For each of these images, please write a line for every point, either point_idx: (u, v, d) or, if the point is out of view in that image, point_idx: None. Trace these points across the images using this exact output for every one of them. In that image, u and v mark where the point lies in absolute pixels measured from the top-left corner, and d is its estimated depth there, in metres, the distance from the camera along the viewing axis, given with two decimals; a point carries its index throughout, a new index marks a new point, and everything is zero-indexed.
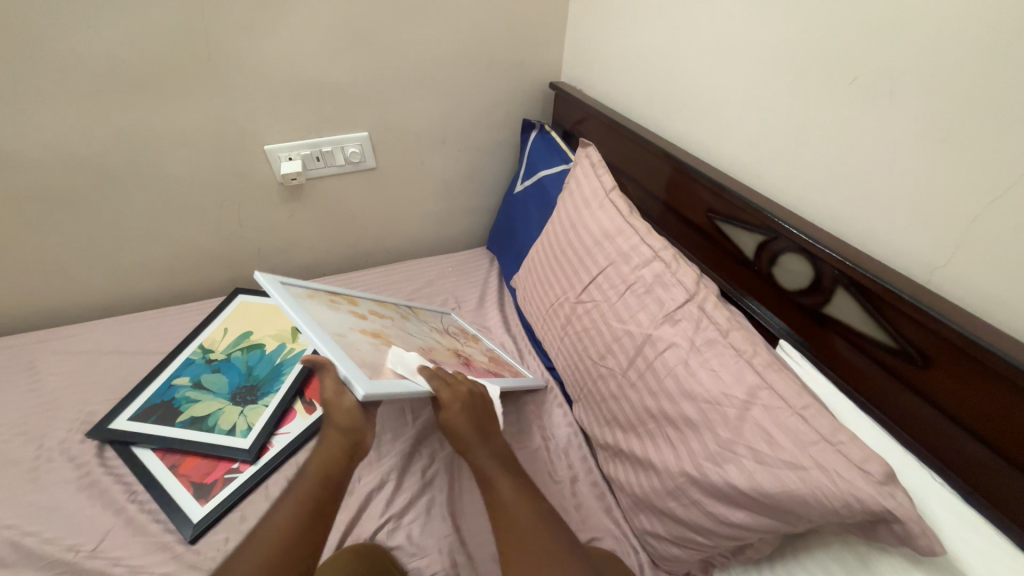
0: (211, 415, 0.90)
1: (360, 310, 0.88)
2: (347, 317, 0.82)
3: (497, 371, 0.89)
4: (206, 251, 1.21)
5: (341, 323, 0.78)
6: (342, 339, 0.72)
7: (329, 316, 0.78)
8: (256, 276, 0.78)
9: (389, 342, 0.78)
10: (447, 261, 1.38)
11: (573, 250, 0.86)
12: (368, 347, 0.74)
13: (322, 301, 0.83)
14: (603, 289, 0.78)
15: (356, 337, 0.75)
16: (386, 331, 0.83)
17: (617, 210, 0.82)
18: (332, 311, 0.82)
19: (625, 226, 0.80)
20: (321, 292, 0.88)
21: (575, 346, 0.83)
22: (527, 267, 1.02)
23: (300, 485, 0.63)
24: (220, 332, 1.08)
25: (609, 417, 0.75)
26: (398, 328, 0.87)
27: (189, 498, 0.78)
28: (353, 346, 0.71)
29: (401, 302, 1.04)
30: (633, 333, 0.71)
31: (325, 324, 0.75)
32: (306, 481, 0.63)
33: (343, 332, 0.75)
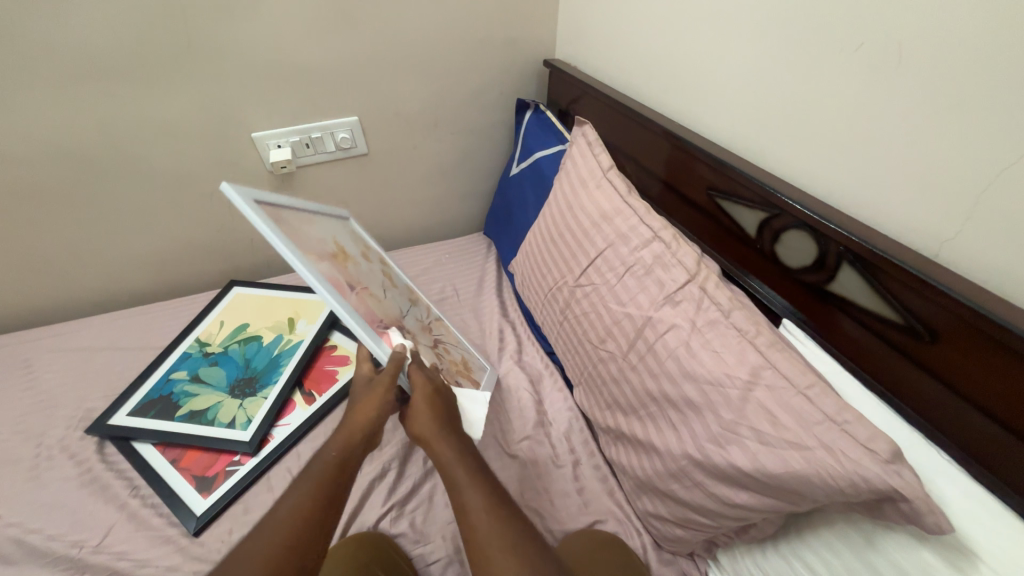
0: (210, 409, 0.89)
1: (373, 263, 0.90)
2: (352, 246, 0.86)
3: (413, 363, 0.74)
4: (199, 243, 1.19)
5: (331, 231, 0.82)
6: (308, 221, 0.76)
7: (334, 228, 0.84)
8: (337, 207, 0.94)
9: (339, 261, 0.76)
10: (444, 247, 1.36)
11: (569, 233, 0.84)
12: (317, 238, 0.75)
13: (353, 235, 0.90)
14: (602, 272, 0.77)
15: (320, 232, 0.77)
16: (363, 268, 0.82)
17: (616, 190, 0.80)
18: (347, 236, 0.88)
19: (624, 206, 0.77)
20: (369, 245, 0.95)
21: (575, 330, 0.82)
22: (524, 252, 1.00)
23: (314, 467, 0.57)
24: (216, 325, 1.07)
25: (610, 401, 0.74)
26: (376, 280, 0.84)
27: (192, 491, 0.78)
28: (309, 226, 0.75)
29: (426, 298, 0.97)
30: (633, 316, 0.70)
31: (318, 218, 0.81)
32: (320, 463, 0.57)
33: (316, 225, 0.78)
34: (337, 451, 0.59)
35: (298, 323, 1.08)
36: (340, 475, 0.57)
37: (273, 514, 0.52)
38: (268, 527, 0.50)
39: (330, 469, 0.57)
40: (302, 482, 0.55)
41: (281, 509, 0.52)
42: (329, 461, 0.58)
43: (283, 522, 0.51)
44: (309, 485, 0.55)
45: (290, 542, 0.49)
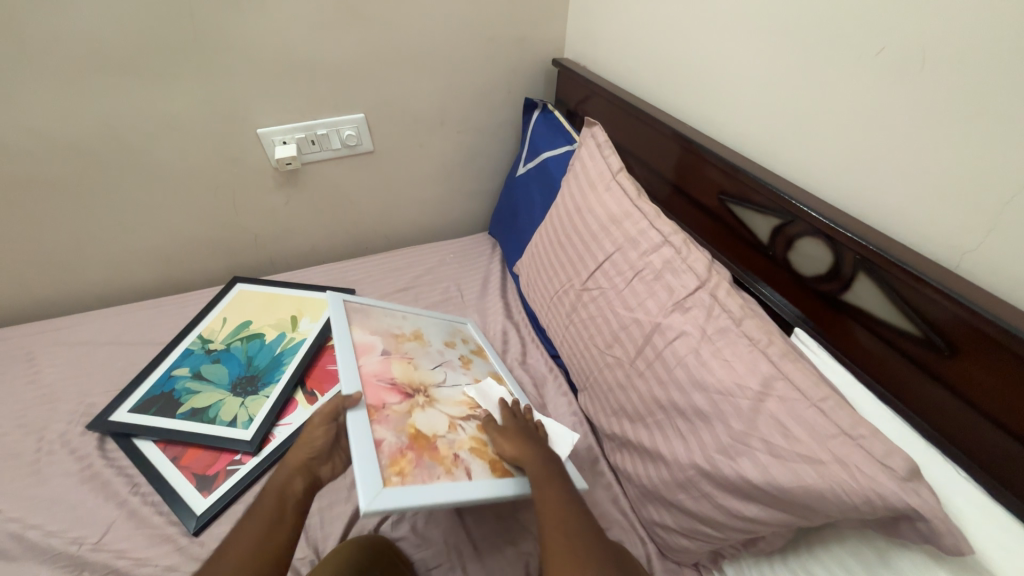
0: (211, 407, 0.89)
1: (463, 351, 0.92)
2: (441, 338, 0.93)
3: (385, 418, 0.69)
4: (203, 239, 1.19)
5: (422, 323, 0.95)
6: (400, 316, 0.94)
7: (427, 321, 0.97)
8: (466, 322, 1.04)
9: (401, 339, 0.87)
10: (448, 247, 1.35)
11: (576, 236, 0.83)
12: (393, 325, 0.90)
13: (456, 331, 0.98)
14: (609, 276, 0.76)
15: (401, 320, 0.92)
16: (432, 350, 0.88)
17: (625, 193, 0.79)
18: (445, 330, 0.96)
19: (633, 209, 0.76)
20: (477, 340, 0.98)
21: (581, 335, 0.81)
22: (530, 254, 0.99)
23: (261, 500, 0.63)
24: (219, 322, 1.06)
25: (615, 407, 0.73)
26: (437, 359, 0.86)
27: (192, 491, 0.77)
28: (398, 317, 0.93)
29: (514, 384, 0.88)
30: (642, 322, 0.69)
31: (417, 317, 0.96)
32: (265, 496, 0.63)
33: (404, 318, 0.94)
34: (278, 479, 0.65)
35: (301, 321, 1.08)
36: (283, 497, 0.63)
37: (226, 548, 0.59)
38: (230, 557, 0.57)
39: (273, 498, 0.63)
40: (248, 516, 0.62)
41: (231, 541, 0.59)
42: (272, 488, 0.64)
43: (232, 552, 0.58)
44: (254, 517, 0.61)
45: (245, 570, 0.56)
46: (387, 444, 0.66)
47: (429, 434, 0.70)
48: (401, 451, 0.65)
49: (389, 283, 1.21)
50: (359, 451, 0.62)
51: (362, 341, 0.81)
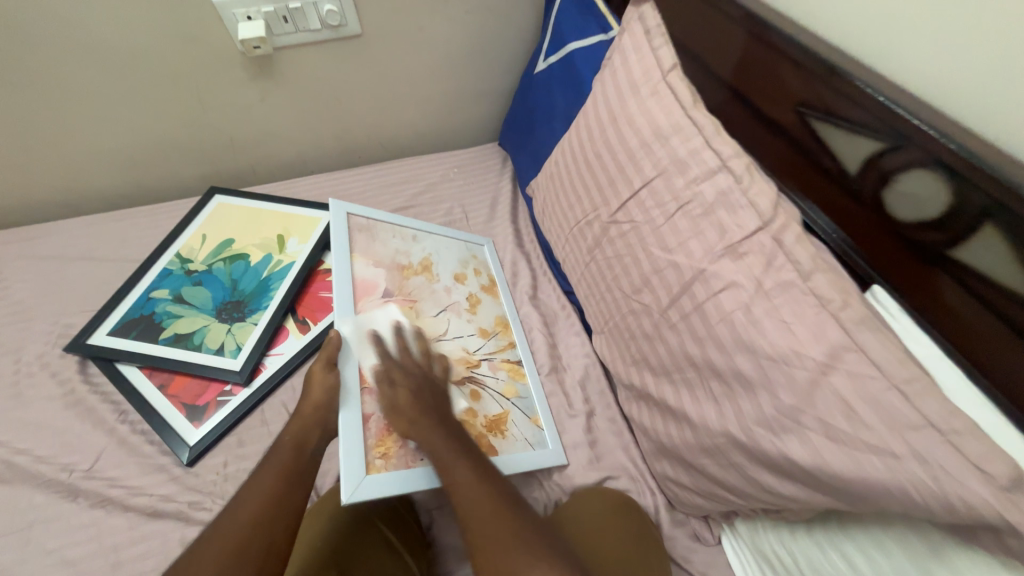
0: (196, 333, 0.82)
1: (472, 288, 0.85)
2: (454, 266, 0.86)
3: (377, 384, 0.66)
4: (171, 141, 1.03)
5: (433, 250, 0.87)
6: (409, 239, 0.87)
7: (437, 243, 0.89)
8: (486, 242, 0.96)
9: (407, 274, 0.81)
10: (453, 159, 1.19)
11: (607, 156, 0.68)
12: (399, 252, 0.84)
13: (468, 258, 0.90)
14: (645, 208, 0.63)
15: (408, 246, 0.85)
16: (440, 288, 0.82)
17: (677, 99, 0.61)
18: (456, 257, 0.88)
19: (687, 121, 0.60)
20: (489, 271, 0.90)
21: (604, 275, 0.70)
22: (548, 174, 0.84)
23: (276, 451, 0.59)
24: (198, 240, 0.95)
25: (637, 357, 0.66)
26: (444, 299, 0.81)
27: (183, 420, 0.74)
28: (403, 241, 0.86)
29: (521, 334, 0.82)
30: (681, 267, 0.58)
31: (424, 237, 0.89)
32: (280, 446, 0.60)
33: (410, 243, 0.86)
34: (288, 435, 0.61)
35: (288, 242, 0.97)
36: (301, 451, 0.60)
37: (234, 503, 0.54)
38: (236, 514, 0.53)
39: (285, 455, 0.58)
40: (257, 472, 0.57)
41: (242, 495, 0.55)
42: (285, 440, 0.60)
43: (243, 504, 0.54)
44: (265, 472, 0.57)
45: (255, 521, 0.52)
46: (376, 420, 0.64)
47: None
48: (390, 428, 0.64)
49: (386, 201, 1.08)
50: (344, 427, 0.61)
51: (363, 277, 0.77)
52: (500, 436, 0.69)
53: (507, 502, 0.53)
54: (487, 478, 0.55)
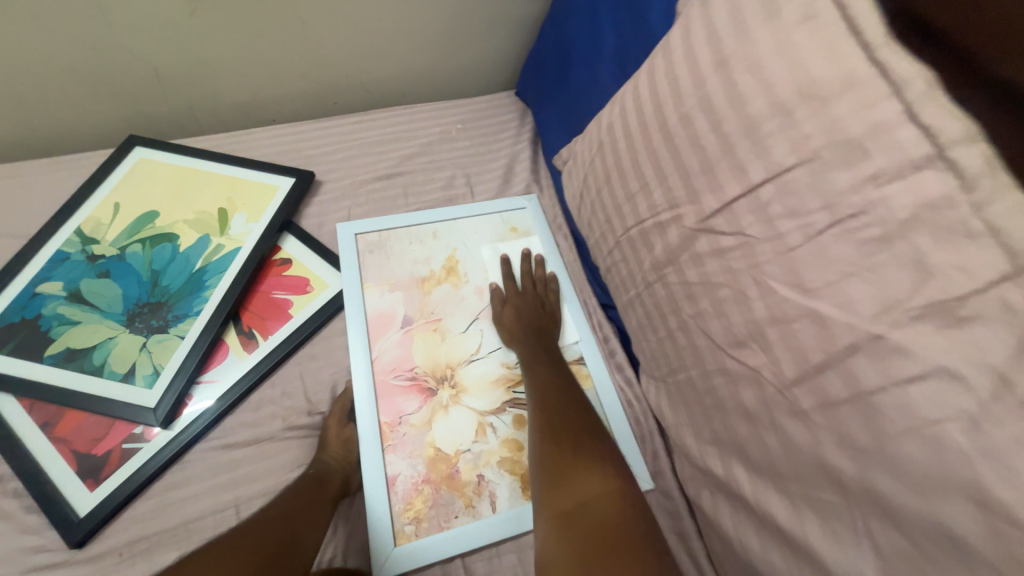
0: (97, 349, 0.60)
1: (509, 277, 0.71)
2: (488, 254, 0.72)
3: (400, 440, 0.57)
4: (67, 70, 0.74)
5: (460, 241, 0.73)
6: (431, 237, 0.73)
7: (467, 228, 0.75)
8: (529, 199, 0.78)
9: (429, 287, 0.68)
10: (457, 110, 0.91)
11: (703, 125, 0.43)
12: (420, 257, 0.71)
13: (505, 234, 0.74)
14: (768, 218, 0.39)
15: (429, 249, 0.72)
16: (471, 289, 0.69)
17: (853, 30, 0.35)
18: (489, 240, 0.74)
19: (872, 69, 0.34)
20: (536, 243, 0.74)
21: (679, 308, 0.47)
22: (593, 144, 0.59)
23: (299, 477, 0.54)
24: (109, 211, 0.71)
25: (723, 436, 0.45)
26: (474, 304, 0.68)
27: (73, 479, 0.53)
28: (422, 240, 0.73)
29: (580, 320, 0.68)
30: (832, 326, 0.35)
31: (450, 225, 0.75)
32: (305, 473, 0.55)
33: (433, 241, 0.73)
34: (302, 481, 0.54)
35: (232, 219, 0.72)
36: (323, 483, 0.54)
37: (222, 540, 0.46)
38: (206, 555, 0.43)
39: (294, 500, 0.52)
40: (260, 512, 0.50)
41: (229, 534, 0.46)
42: (303, 478, 0.54)
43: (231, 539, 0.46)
44: (269, 514, 0.50)
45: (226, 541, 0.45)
46: (402, 481, 0.55)
47: (450, 454, 0.57)
48: (417, 486, 0.55)
49: (364, 166, 0.82)
50: (368, 492, 0.54)
51: (376, 309, 0.66)
52: None
53: (592, 445, 0.51)
54: (584, 416, 0.55)
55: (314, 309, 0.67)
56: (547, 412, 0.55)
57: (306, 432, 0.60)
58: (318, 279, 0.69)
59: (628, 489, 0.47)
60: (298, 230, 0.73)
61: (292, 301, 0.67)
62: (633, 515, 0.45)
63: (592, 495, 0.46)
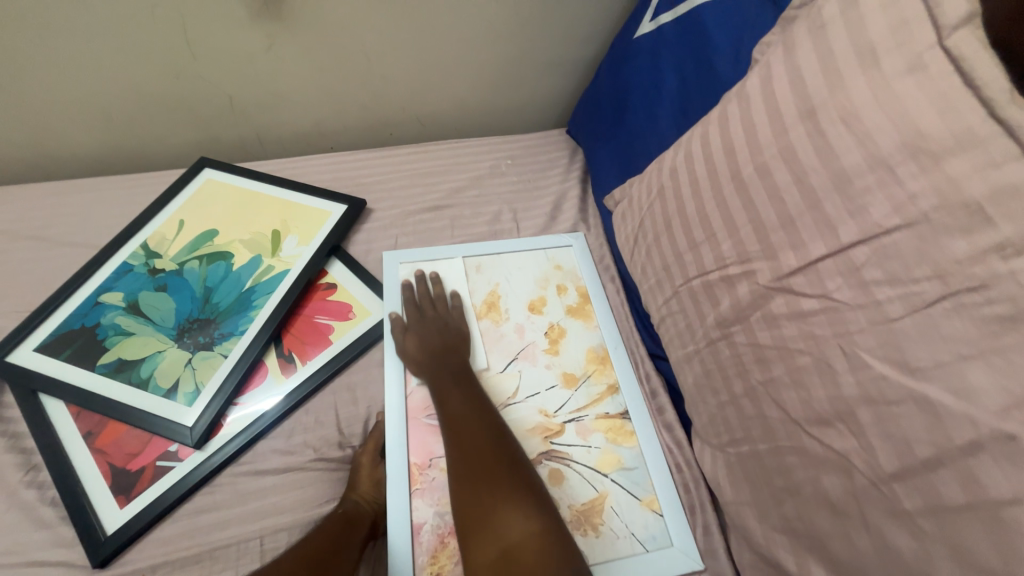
0: (146, 361, 0.61)
1: (553, 317, 0.68)
2: (532, 292, 0.70)
3: (428, 484, 0.54)
4: (156, 96, 0.81)
5: (505, 276, 0.71)
6: (475, 271, 0.72)
7: (511, 264, 0.73)
8: (576, 237, 0.76)
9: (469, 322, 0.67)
10: (508, 146, 0.92)
11: (784, 177, 0.40)
12: (462, 290, 0.70)
13: (550, 272, 0.72)
14: (862, 282, 0.35)
15: (472, 283, 0.71)
16: (511, 326, 0.67)
17: (970, 84, 0.31)
18: (533, 277, 0.72)
19: (997, 126, 0.30)
20: (582, 283, 0.71)
21: (747, 371, 0.43)
22: (652, 187, 0.56)
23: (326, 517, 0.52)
24: (173, 228, 0.74)
25: (796, 525, 0.39)
26: (514, 342, 0.65)
27: (106, 493, 0.53)
28: (466, 273, 0.72)
29: (626, 369, 0.63)
30: (946, 416, 0.30)
31: (495, 260, 0.73)
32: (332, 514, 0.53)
33: (477, 276, 0.71)
34: (327, 522, 0.52)
35: (284, 241, 0.74)
36: (350, 526, 0.52)
37: None
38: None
39: (315, 543, 0.49)
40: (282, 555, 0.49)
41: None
42: (331, 518, 0.52)
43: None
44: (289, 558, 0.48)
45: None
46: (428, 531, 0.52)
47: None
48: (443, 538, 0.51)
49: (413, 196, 0.83)
50: (392, 540, 0.51)
51: None
52: (594, 535, 0.52)
53: (505, 476, 0.50)
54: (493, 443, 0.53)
55: (354, 337, 0.66)
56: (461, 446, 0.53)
57: (337, 465, 0.58)
58: (360, 307, 0.69)
59: (555, 528, 0.47)
60: (345, 255, 0.74)
61: (333, 326, 0.67)
62: (560, 552, 0.45)
63: (515, 537, 0.46)
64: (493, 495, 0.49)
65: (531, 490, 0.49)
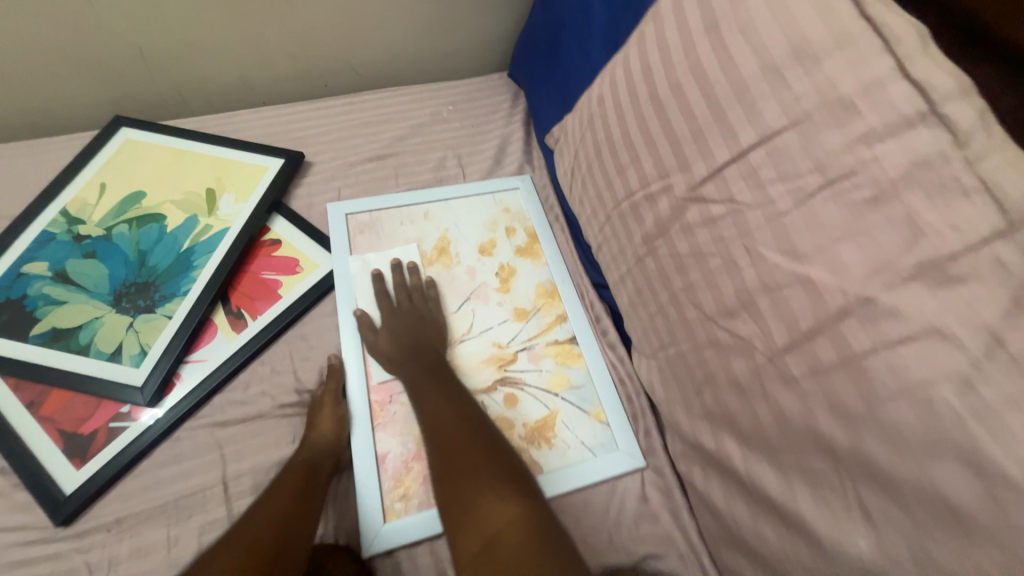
0: (83, 329, 0.59)
1: (504, 258, 0.70)
2: (481, 234, 0.71)
3: (390, 418, 0.57)
4: (52, 49, 0.73)
5: (452, 221, 0.72)
6: (423, 218, 0.72)
7: (460, 209, 0.74)
8: (521, 179, 0.78)
9: (420, 267, 0.68)
10: (449, 92, 0.90)
11: (694, 92, 0.42)
12: (412, 237, 0.70)
13: (499, 215, 0.74)
14: (759, 183, 0.38)
15: (421, 229, 0.71)
16: (461, 268, 0.68)
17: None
18: (482, 220, 0.73)
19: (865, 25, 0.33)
20: (529, 223, 0.73)
21: (670, 281, 0.47)
22: (584, 119, 0.57)
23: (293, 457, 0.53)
24: (94, 192, 0.70)
25: (712, 409, 0.44)
26: (466, 284, 0.67)
27: (59, 457, 0.53)
28: (415, 220, 0.72)
29: (572, 299, 0.67)
30: (824, 291, 0.34)
31: (443, 206, 0.74)
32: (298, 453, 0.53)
33: (425, 222, 0.72)
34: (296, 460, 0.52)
35: (220, 200, 0.71)
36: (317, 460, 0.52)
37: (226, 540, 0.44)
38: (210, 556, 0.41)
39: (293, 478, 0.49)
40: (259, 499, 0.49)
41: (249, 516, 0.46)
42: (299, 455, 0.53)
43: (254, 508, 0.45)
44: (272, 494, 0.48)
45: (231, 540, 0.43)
46: (392, 459, 0.55)
47: None
48: (407, 464, 0.54)
49: (354, 147, 0.81)
50: (357, 469, 0.54)
51: (370, 289, 0.65)
52: (547, 447, 0.56)
53: (487, 466, 0.47)
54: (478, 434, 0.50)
55: (303, 290, 0.66)
56: (447, 440, 0.50)
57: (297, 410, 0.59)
58: (307, 260, 0.69)
59: (538, 513, 0.44)
60: (287, 211, 0.72)
61: (281, 281, 0.66)
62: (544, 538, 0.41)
63: (495, 526, 0.42)
64: (483, 484, 0.46)
65: (511, 478, 0.46)
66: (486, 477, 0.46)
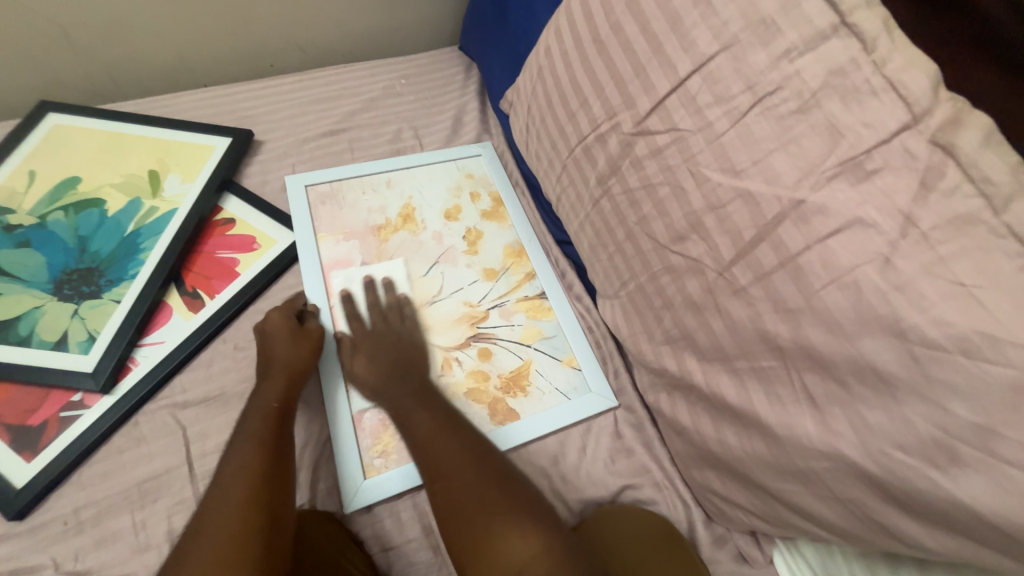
0: (22, 320, 0.56)
1: (469, 222, 0.70)
2: (444, 199, 0.71)
3: None
4: None
5: (415, 188, 0.72)
6: (384, 186, 0.72)
7: (421, 176, 0.73)
8: (481, 145, 0.78)
9: (385, 235, 0.67)
10: (401, 66, 0.89)
11: (633, 30, 0.44)
12: (375, 205, 0.70)
13: (460, 181, 0.74)
14: (698, 108, 0.40)
15: (383, 197, 0.70)
16: (426, 232, 0.68)
17: None
18: (445, 186, 0.73)
19: None
20: (491, 188, 0.74)
21: (625, 217, 0.48)
22: (534, 72, 0.58)
23: (248, 421, 0.49)
24: (23, 180, 0.65)
25: (673, 333, 0.46)
26: (433, 248, 0.67)
27: (6, 453, 0.50)
28: (377, 189, 0.71)
29: (538, 256, 0.68)
30: (761, 201, 0.37)
31: (404, 174, 0.73)
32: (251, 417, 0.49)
33: (388, 190, 0.71)
34: (257, 429, 0.48)
35: (165, 181, 0.68)
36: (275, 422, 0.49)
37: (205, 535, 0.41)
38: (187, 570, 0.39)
39: (255, 455, 0.46)
40: (222, 473, 0.45)
41: (217, 503, 0.43)
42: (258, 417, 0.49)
43: (222, 507, 0.42)
44: (233, 475, 0.44)
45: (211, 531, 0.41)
46: (368, 418, 0.54)
47: None
48: (384, 422, 0.54)
49: (307, 123, 0.79)
50: (333, 433, 0.53)
51: (337, 257, 0.65)
52: (522, 395, 0.57)
53: (503, 495, 0.45)
54: (484, 467, 0.47)
55: (262, 266, 0.64)
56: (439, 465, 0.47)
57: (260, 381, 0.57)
58: (264, 236, 0.67)
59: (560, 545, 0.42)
60: (238, 189, 0.70)
61: (238, 259, 0.64)
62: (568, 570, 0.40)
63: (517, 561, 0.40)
64: (484, 518, 0.43)
65: (524, 508, 0.44)
66: (487, 508, 0.44)
